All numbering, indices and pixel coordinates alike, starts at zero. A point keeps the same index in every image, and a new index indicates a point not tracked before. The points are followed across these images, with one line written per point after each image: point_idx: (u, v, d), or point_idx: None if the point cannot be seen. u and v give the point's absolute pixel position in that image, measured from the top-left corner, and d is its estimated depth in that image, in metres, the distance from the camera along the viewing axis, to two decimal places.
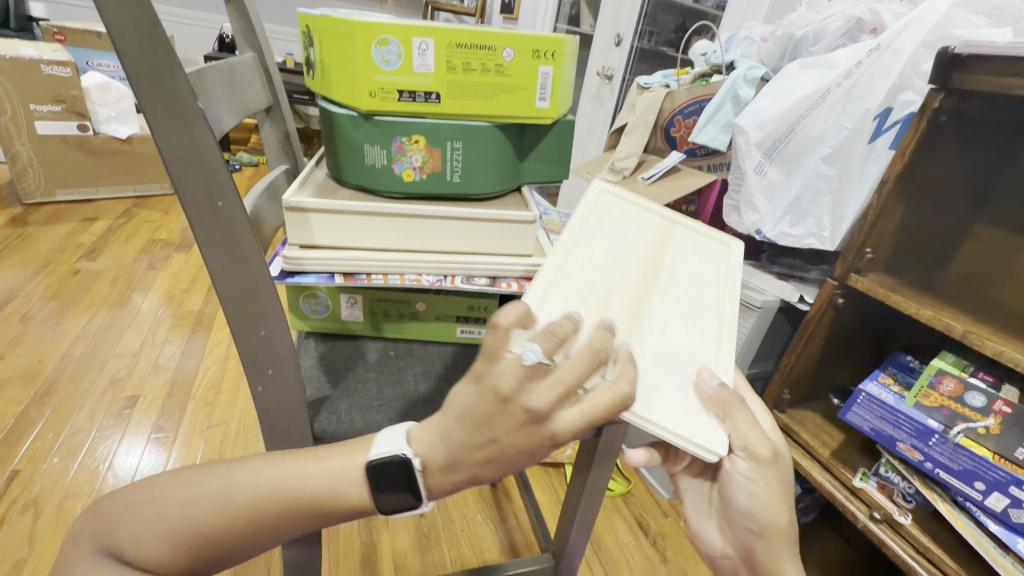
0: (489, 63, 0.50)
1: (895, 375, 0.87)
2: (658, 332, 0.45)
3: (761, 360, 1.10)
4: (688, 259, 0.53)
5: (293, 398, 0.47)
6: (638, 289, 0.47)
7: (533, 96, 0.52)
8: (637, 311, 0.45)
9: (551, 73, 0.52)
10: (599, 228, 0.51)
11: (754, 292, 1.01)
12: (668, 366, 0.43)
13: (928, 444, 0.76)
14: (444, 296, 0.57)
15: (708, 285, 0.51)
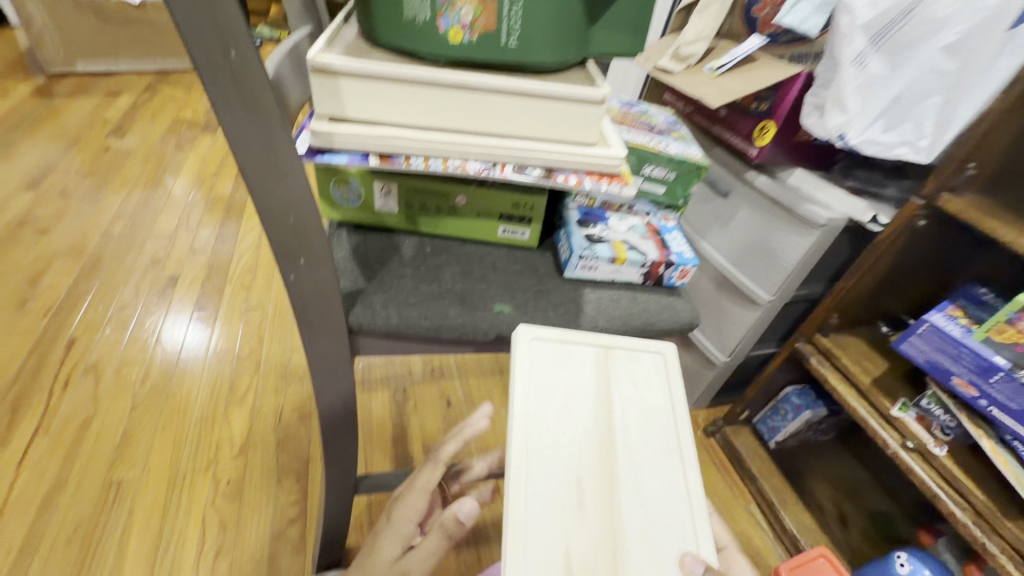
0: None
1: (965, 308, 0.79)
2: (636, 519, 0.40)
3: (812, 282, 1.03)
4: (633, 396, 0.47)
5: (328, 289, 0.44)
6: (603, 478, 0.41)
7: None
8: (604, 497, 0.40)
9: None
10: (536, 388, 0.45)
11: (820, 208, 0.91)
12: (655, 570, 0.38)
13: (987, 381, 0.72)
14: (488, 190, 0.52)
15: (659, 432, 0.45)
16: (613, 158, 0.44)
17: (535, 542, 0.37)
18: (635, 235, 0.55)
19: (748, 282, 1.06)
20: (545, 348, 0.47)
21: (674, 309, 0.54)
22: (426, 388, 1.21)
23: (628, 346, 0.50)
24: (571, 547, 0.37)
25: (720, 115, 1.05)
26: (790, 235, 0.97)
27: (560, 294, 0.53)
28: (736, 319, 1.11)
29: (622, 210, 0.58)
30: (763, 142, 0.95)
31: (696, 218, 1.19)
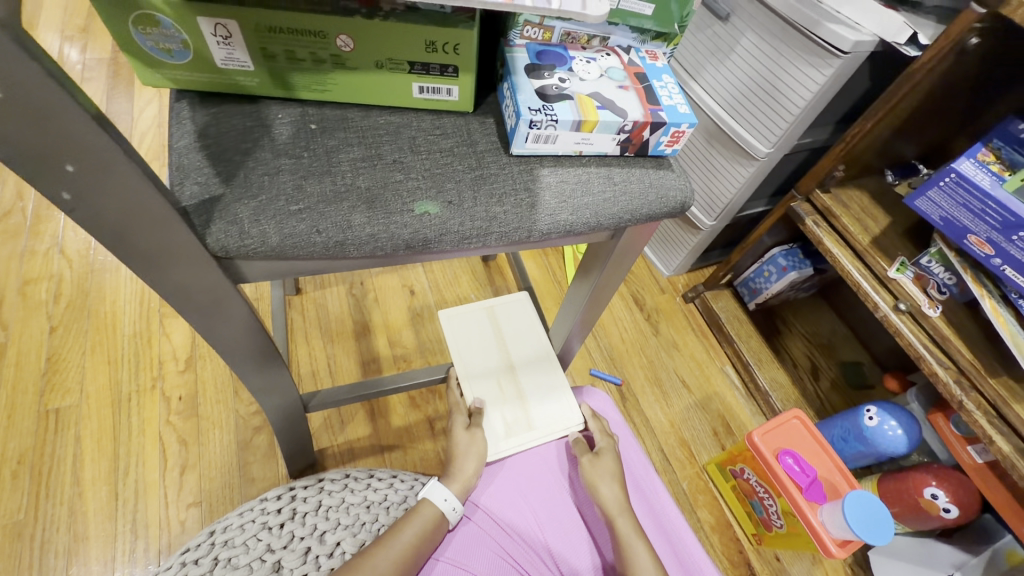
0: None
1: (998, 152, 0.67)
2: (534, 395, 0.69)
3: (818, 128, 0.87)
4: (515, 326, 0.75)
5: (135, 200, 0.29)
6: (512, 380, 0.70)
7: None
8: (517, 391, 0.70)
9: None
10: (462, 350, 0.72)
11: (846, 28, 0.72)
12: (549, 405, 0.69)
13: (1008, 239, 0.63)
14: (380, 26, 0.33)
15: (532, 340, 0.74)
16: None
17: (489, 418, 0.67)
18: (610, 84, 0.39)
19: (744, 132, 0.90)
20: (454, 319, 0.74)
21: (662, 186, 0.41)
22: (387, 279, 1.10)
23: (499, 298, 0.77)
24: (504, 417, 0.67)
25: None
26: (802, 67, 0.78)
27: (508, 178, 0.38)
28: (726, 177, 0.98)
29: (592, 47, 0.41)
30: None
31: (686, 52, 0.96)
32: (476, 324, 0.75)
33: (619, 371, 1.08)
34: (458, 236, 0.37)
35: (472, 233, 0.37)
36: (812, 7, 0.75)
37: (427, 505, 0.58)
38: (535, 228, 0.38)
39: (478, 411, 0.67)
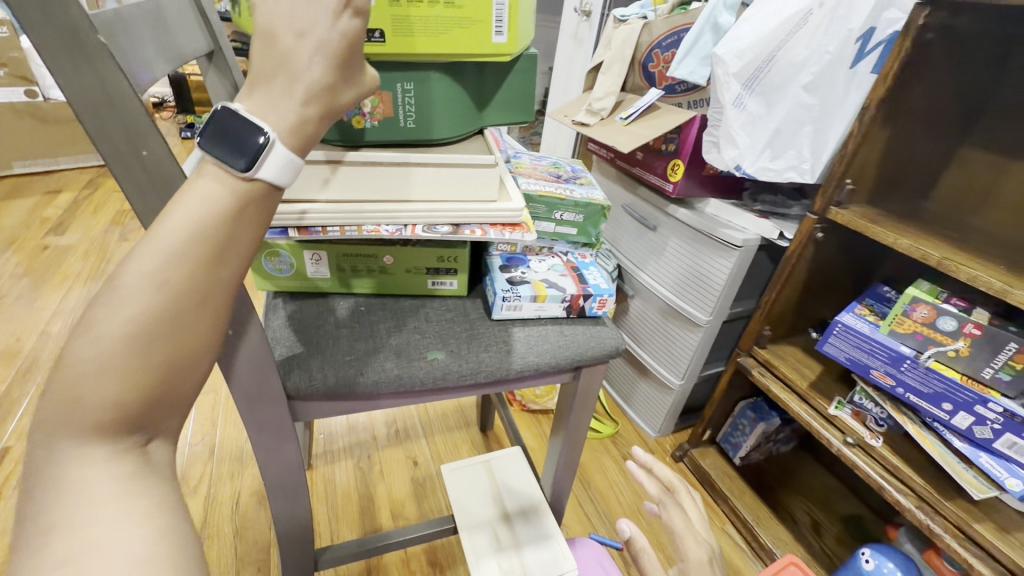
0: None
1: (871, 306, 0.87)
2: (527, 542, 0.75)
3: (742, 299, 1.11)
4: (508, 477, 0.84)
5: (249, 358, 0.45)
6: (507, 528, 0.76)
7: (488, 30, 0.45)
8: (512, 539, 0.75)
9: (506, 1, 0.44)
10: (462, 501, 0.80)
11: (734, 232, 1.00)
12: (543, 552, 0.73)
13: (900, 369, 0.78)
14: (412, 248, 0.55)
15: (525, 490, 0.83)
16: (514, 212, 0.53)
17: (486, 565, 0.71)
18: (555, 273, 0.60)
19: (686, 306, 1.13)
20: (455, 473, 0.85)
21: (600, 335, 0.59)
22: (393, 452, 1.19)
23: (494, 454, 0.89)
24: (501, 563, 0.72)
25: (636, 158, 1.16)
26: (713, 257, 1.05)
27: (490, 335, 0.56)
28: (681, 343, 1.17)
29: (542, 252, 0.64)
30: (676, 178, 1.05)
31: (633, 251, 1.27)
32: (474, 477, 0.84)
33: (620, 536, 1.08)
34: (455, 375, 0.52)
35: (466, 372, 0.53)
36: (710, 219, 1.05)
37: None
38: (511, 367, 0.54)
39: (475, 559, 0.72)
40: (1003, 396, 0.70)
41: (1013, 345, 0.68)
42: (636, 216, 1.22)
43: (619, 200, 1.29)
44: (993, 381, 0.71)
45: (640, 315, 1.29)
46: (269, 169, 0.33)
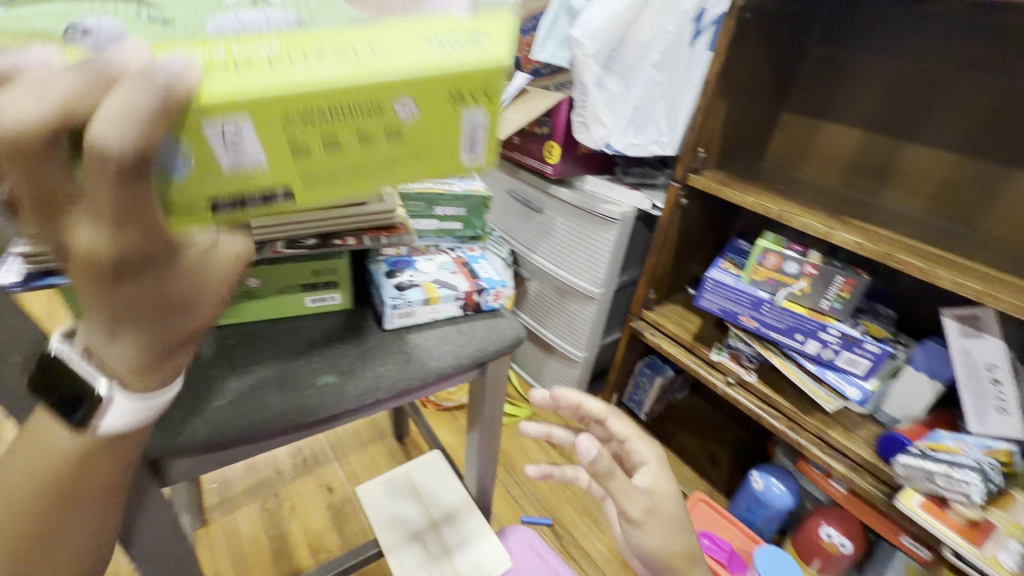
0: (372, 118, 0.34)
1: (732, 259, 0.98)
2: (457, 545, 0.73)
3: (627, 268, 1.18)
4: (428, 483, 0.82)
5: None
6: (434, 537, 0.74)
7: (459, 149, 0.40)
8: (441, 547, 0.73)
9: (483, 122, 0.39)
10: (383, 521, 0.76)
11: (613, 206, 1.06)
12: (475, 551, 0.73)
13: (761, 312, 0.89)
14: (280, 266, 0.49)
15: (448, 491, 0.81)
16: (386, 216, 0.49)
17: None
18: (445, 272, 0.58)
19: (578, 282, 1.18)
20: (371, 493, 0.80)
21: (502, 326, 0.58)
22: (303, 483, 1.10)
23: (411, 463, 0.84)
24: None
25: (514, 142, 1.17)
26: (597, 231, 1.10)
27: (387, 347, 0.53)
28: (580, 317, 1.22)
29: (429, 251, 0.61)
30: (554, 159, 1.08)
31: (524, 235, 1.29)
32: (392, 492, 0.80)
33: (549, 511, 1.12)
34: (352, 397, 0.48)
35: (365, 390, 0.49)
36: (589, 197, 1.10)
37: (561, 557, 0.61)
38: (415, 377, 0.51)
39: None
40: (838, 321, 0.84)
41: (840, 278, 0.82)
42: (522, 201, 1.24)
43: (503, 185, 1.30)
44: (830, 310, 0.84)
45: (539, 295, 1.32)
46: (107, 420, 0.32)
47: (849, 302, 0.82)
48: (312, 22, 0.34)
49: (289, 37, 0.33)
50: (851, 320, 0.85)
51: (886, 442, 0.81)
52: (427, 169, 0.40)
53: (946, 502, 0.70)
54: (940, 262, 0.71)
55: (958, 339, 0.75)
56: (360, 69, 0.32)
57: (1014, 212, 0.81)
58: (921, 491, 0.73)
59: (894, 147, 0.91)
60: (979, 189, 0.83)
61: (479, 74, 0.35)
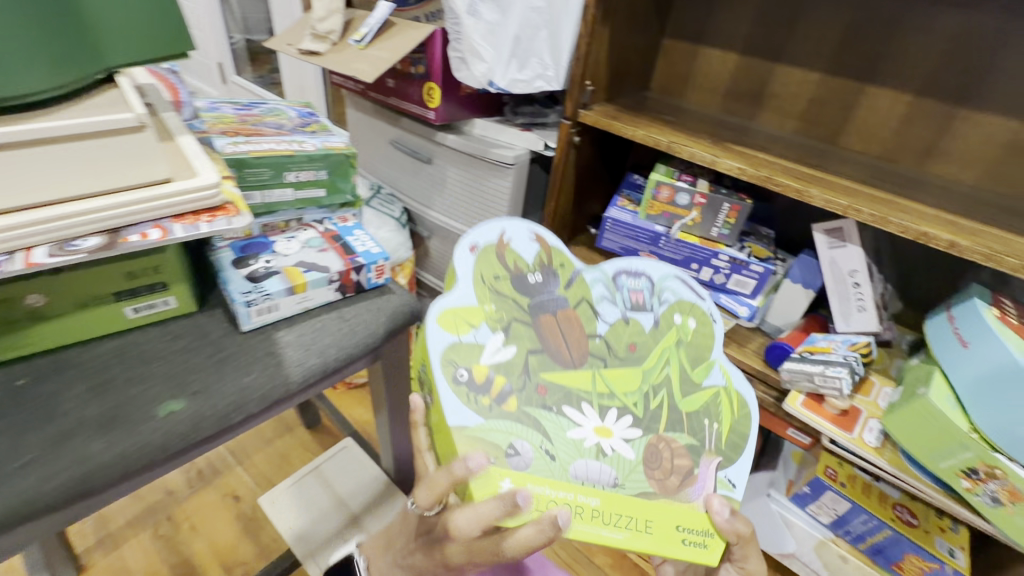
0: (640, 528, 0.46)
1: (628, 196, 0.97)
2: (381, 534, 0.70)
3: (529, 214, 1.14)
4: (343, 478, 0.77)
5: None
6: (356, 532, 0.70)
7: (700, 553, 0.47)
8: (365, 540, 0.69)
9: (719, 426, 0.54)
10: (296, 528, 0.70)
11: (504, 150, 1.00)
12: None
13: (659, 247, 0.90)
14: (82, 275, 0.50)
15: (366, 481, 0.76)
16: (197, 201, 0.51)
17: None
18: (310, 253, 0.59)
19: None
20: (280, 502, 0.74)
21: (376, 305, 0.59)
22: (203, 496, 0.99)
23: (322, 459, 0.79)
24: None
25: (390, 86, 1.04)
26: (490, 180, 1.04)
27: (249, 350, 0.52)
28: None
29: (289, 229, 0.63)
30: (435, 103, 0.97)
31: (416, 190, 1.18)
32: (304, 496, 0.74)
33: None
34: (210, 421, 0.48)
35: (226, 409, 0.49)
36: (479, 142, 1.03)
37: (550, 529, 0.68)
38: (281, 383, 0.52)
39: None
40: (726, 247, 0.87)
41: (726, 205, 0.84)
42: (408, 151, 1.13)
43: (386, 136, 1.18)
44: (719, 237, 0.87)
45: (441, 254, 1.24)
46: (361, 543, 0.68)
47: (735, 228, 0.85)
48: (625, 485, 0.48)
49: (609, 497, 0.47)
50: (737, 243, 0.88)
51: (773, 351, 0.88)
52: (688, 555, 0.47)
53: (823, 398, 0.78)
54: (812, 183, 0.74)
55: (826, 251, 0.82)
56: (639, 536, 0.46)
57: (864, 124, 0.88)
58: (803, 392, 0.80)
59: (766, 70, 0.94)
60: (838, 106, 0.89)
61: (708, 556, 0.47)
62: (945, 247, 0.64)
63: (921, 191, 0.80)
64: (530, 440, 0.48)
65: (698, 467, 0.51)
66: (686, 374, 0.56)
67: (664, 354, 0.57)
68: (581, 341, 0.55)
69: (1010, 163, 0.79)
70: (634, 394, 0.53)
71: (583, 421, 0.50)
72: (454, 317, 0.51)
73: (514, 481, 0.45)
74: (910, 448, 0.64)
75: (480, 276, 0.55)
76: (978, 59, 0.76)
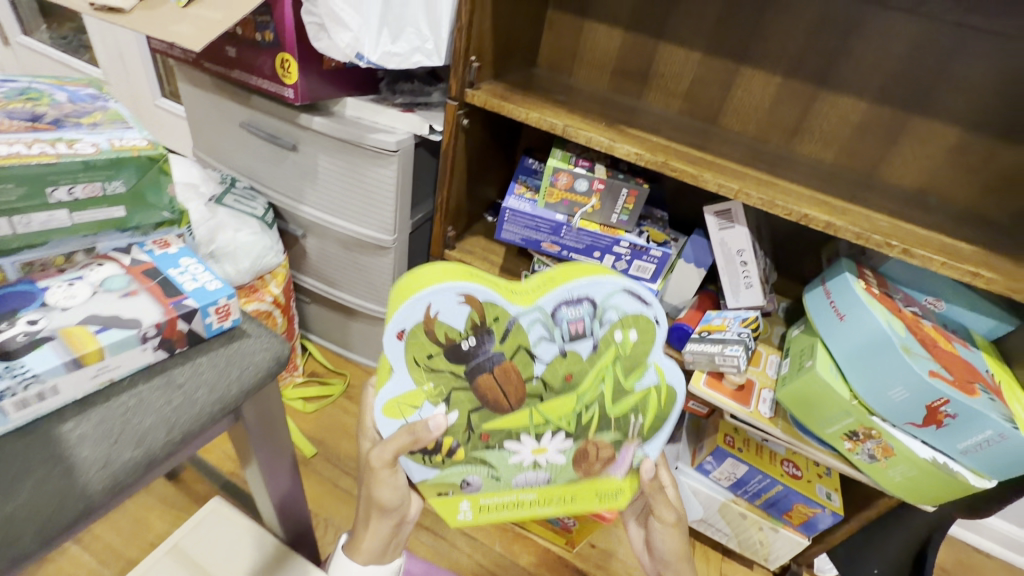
0: (567, 501, 0.58)
1: (525, 183, 0.91)
2: None
3: (418, 205, 1.03)
4: (212, 548, 0.62)
5: None
6: None
7: (616, 501, 0.58)
8: None
9: (642, 417, 0.57)
10: None
11: (383, 135, 0.87)
12: None
13: (561, 237, 0.86)
14: None
15: (244, 545, 0.63)
16: None
17: None
18: (112, 303, 0.49)
19: (364, 231, 0.99)
20: None
21: (217, 363, 0.50)
22: None
23: (179, 531, 0.64)
24: None
25: (230, 56, 0.85)
26: (370, 170, 0.91)
27: (24, 459, 0.41)
28: (374, 273, 1.05)
29: (79, 270, 0.52)
30: (292, 78, 0.80)
31: (280, 181, 1.00)
32: None
33: None
34: None
35: None
36: (353, 125, 0.88)
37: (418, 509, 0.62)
38: (75, 497, 0.40)
39: None
40: (625, 233, 0.86)
41: (625, 190, 0.81)
42: (265, 135, 0.94)
43: (233, 117, 0.97)
44: (618, 223, 0.85)
45: (320, 254, 1.08)
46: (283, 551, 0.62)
47: (634, 213, 0.84)
48: (556, 480, 0.58)
49: (545, 490, 0.58)
50: (635, 228, 0.87)
51: (674, 333, 0.90)
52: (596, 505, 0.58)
53: (722, 375, 0.81)
54: (705, 167, 0.74)
55: (717, 232, 0.84)
56: (569, 505, 0.58)
57: (741, 106, 0.90)
58: (705, 371, 0.82)
59: (650, 48, 0.92)
60: (717, 86, 0.90)
61: (619, 501, 0.58)
62: (823, 228, 0.68)
63: (791, 170, 0.85)
64: (478, 473, 0.57)
65: (619, 452, 0.58)
66: (619, 383, 0.56)
67: (601, 372, 0.55)
68: (517, 386, 0.55)
69: (861, 142, 0.85)
70: (567, 417, 0.56)
71: (521, 448, 0.57)
72: (397, 400, 0.55)
73: (470, 502, 0.58)
74: (800, 417, 0.69)
75: (412, 358, 0.55)
76: (835, 43, 0.80)
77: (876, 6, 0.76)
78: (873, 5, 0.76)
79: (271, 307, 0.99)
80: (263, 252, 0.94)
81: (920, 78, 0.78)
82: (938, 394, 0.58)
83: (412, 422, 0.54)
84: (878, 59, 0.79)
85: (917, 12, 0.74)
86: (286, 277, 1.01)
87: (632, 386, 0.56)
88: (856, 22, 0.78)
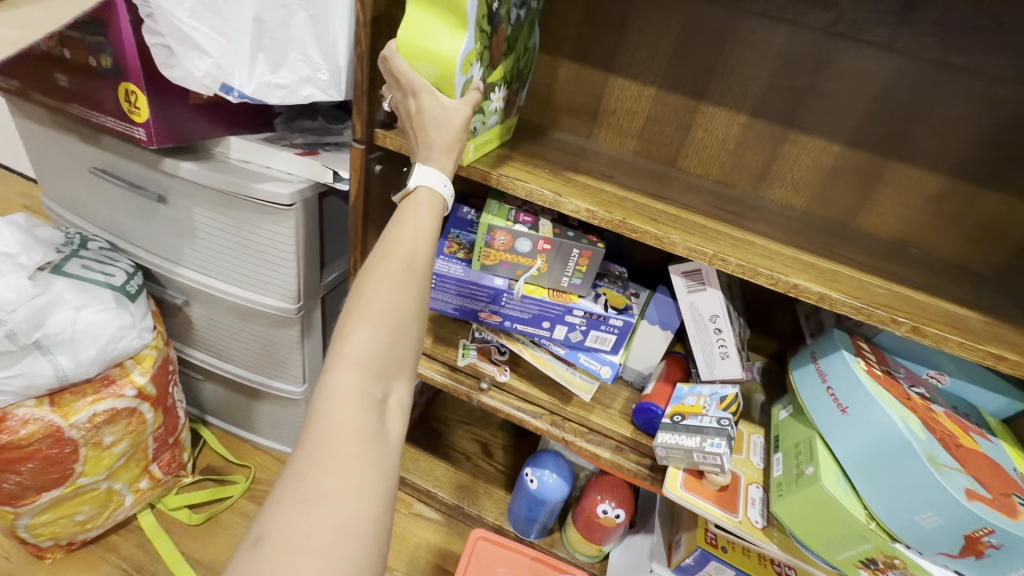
0: (498, 123, 0.67)
1: (458, 239, 0.74)
2: None
3: (330, 263, 0.85)
4: None
5: None
6: None
7: (510, 120, 0.72)
8: None
9: (524, 66, 0.69)
10: None
11: (273, 184, 0.69)
12: None
13: (502, 305, 0.71)
14: None
15: None
16: None
17: None
18: None
19: (260, 299, 0.79)
20: None
21: None
22: None
23: None
24: None
25: (63, 86, 0.65)
26: (261, 227, 0.72)
27: None
28: (278, 347, 0.85)
29: None
30: (143, 116, 0.62)
31: (149, 239, 0.80)
32: None
33: None
34: None
35: None
36: (235, 173, 0.70)
37: (423, 190, 0.51)
38: None
39: None
40: (580, 298, 0.71)
41: (576, 251, 0.67)
42: (123, 183, 0.74)
43: (83, 161, 0.76)
44: (570, 287, 0.71)
45: (209, 324, 0.87)
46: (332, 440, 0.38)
47: (588, 276, 0.69)
48: (498, 117, 0.67)
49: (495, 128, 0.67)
50: (591, 292, 0.73)
51: (641, 414, 0.76)
52: (496, 138, 0.69)
53: (702, 472, 0.67)
54: (669, 224, 0.61)
55: (685, 295, 0.71)
56: (498, 123, 0.67)
57: (702, 147, 0.79)
58: (682, 468, 0.68)
59: (598, 82, 0.80)
60: (675, 125, 0.78)
61: (509, 135, 0.74)
62: (816, 301, 0.55)
63: (765, 220, 0.74)
64: (478, 118, 0.61)
65: (514, 98, 0.69)
66: (526, 24, 0.65)
67: (521, 23, 0.63)
68: (497, 29, 0.57)
69: (837, 188, 0.75)
70: (510, 55, 0.63)
71: (495, 95, 0.62)
72: (425, 69, 0.51)
73: (473, 148, 0.62)
74: (804, 537, 0.55)
75: (478, 19, 0.51)
76: (804, 81, 0.70)
77: (847, 40, 0.67)
78: (845, 39, 0.67)
79: (135, 402, 0.76)
80: (119, 332, 0.72)
81: (896, 120, 0.69)
82: (981, 522, 0.46)
83: (474, 85, 0.53)
84: (851, 99, 0.69)
85: (893, 48, 0.65)
86: (159, 361, 0.80)
87: (521, 14, 0.62)
88: (827, 58, 0.68)
